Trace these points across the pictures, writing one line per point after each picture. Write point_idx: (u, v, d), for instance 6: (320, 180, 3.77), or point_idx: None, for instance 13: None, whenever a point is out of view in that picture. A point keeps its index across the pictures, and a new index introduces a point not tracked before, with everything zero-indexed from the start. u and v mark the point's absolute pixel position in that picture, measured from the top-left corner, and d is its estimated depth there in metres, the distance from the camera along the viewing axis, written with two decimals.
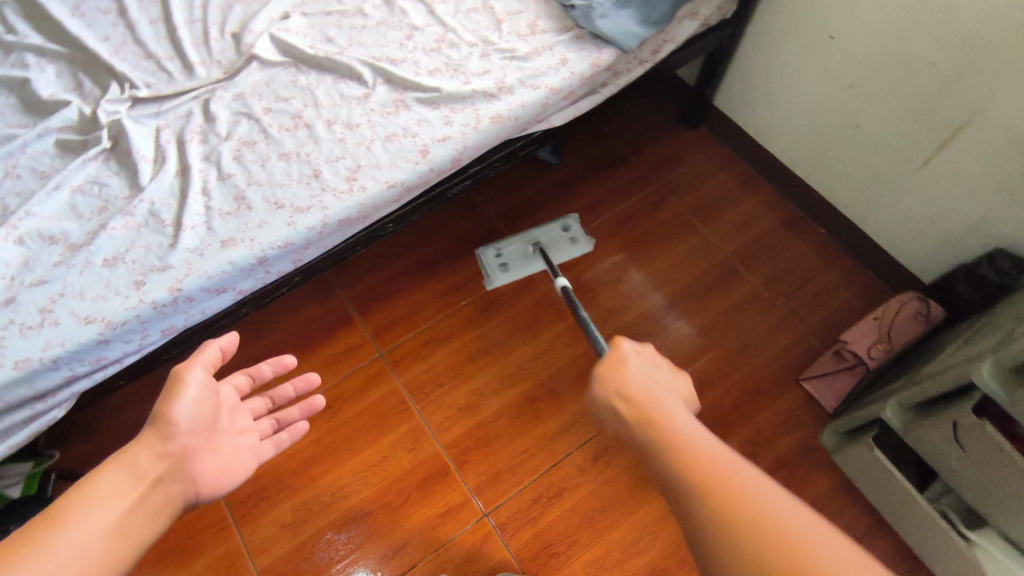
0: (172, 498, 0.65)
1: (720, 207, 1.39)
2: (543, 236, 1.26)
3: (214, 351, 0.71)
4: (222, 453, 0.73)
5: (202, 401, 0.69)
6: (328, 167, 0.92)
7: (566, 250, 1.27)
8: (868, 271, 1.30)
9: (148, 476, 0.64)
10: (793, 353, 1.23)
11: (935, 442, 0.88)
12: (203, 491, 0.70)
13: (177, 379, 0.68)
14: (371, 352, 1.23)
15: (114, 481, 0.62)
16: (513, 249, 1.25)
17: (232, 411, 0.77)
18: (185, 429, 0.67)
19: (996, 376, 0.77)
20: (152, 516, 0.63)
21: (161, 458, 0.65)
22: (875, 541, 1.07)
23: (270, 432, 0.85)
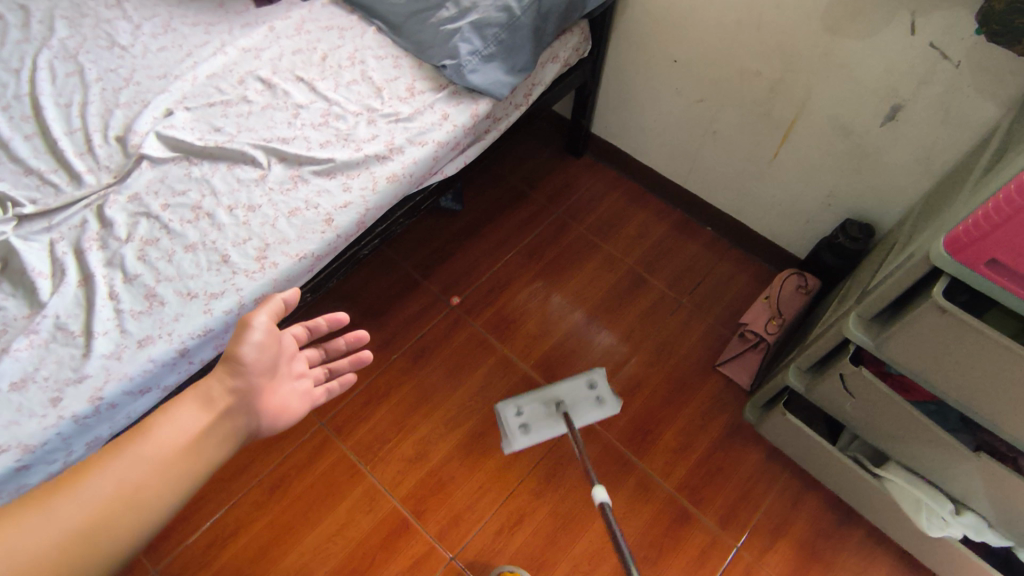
0: (237, 430, 0.75)
1: (616, 223, 1.50)
2: (567, 397, 1.16)
3: (278, 301, 0.78)
4: (281, 394, 0.81)
5: (267, 344, 0.78)
6: (236, 250, 0.94)
7: (592, 412, 1.16)
8: (754, 257, 1.45)
9: (216, 405, 0.74)
10: (705, 343, 1.34)
11: (833, 396, 0.99)
12: (265, 424, 0.79)
13: (245, 323, 0.76)
14: (311, 424, 1.22)
15: (191, 409, 0.72)
16: (534, 410, 1.16)
17: (290, 357, 0.84)
18: (250, 368, 0.76)
19: (861, 327, 0.88)
20: (219, 441, 0.73)
21: (228, 392, 0.75)
22: (809, 499, 1.17)
23: (323, 379, 0.93)
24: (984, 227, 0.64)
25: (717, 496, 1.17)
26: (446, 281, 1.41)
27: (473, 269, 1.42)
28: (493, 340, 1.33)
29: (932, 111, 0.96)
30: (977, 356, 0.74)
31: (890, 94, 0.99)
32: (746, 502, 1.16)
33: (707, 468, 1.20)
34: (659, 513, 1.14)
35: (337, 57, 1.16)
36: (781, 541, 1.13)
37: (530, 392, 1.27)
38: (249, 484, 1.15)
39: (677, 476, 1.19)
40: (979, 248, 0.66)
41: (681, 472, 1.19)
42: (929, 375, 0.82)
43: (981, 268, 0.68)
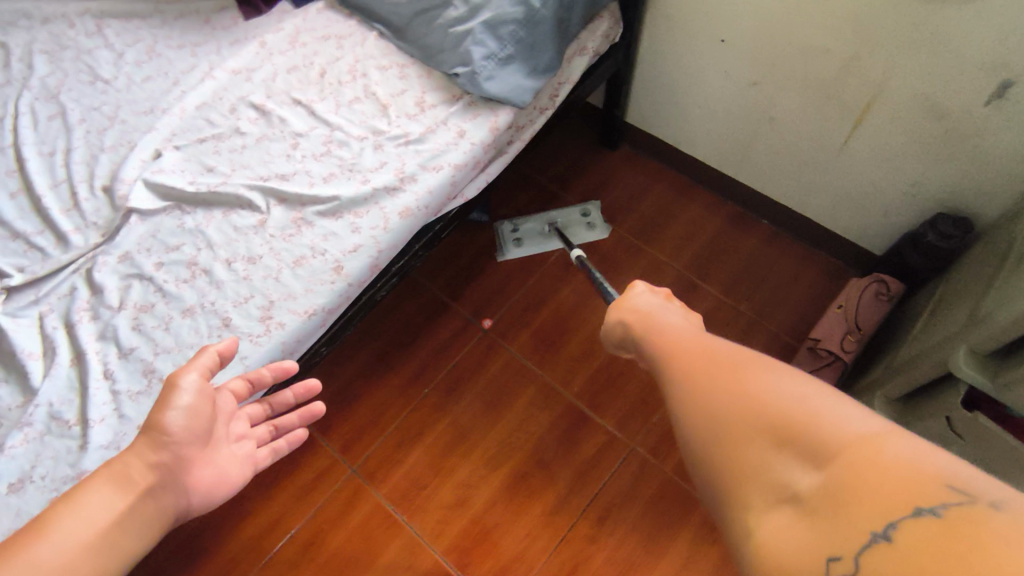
0: (161, 512, 0.55)
1: (660, 221, 1.35)
2: (562, 219, 1.33)
3: (211, 355, 0.61)
4: (218, 463, 0.64)
5: (200, 407, 0.59)
6: (237, 311, 0.84)
7: (585, 234, 1.32)
8: (821, 251, 1.27)
9: (137, 484, 0.54)
10: (769, 356, 1.19)
11: (934, 434, 0.84)
12: (196, 504, 0.60)
13: (170, 383, 0.59)
14: (343, 471, 1.14)
15: (105, 491, 0.52)
16: (528, 228, 1.33)
17: (229, 418, 0.66)
18: (179, 440, 0.58)
19: (975, 363, 0.72)
20: (141, 528, 0.53)
21: (152, 467, 0.55)
22: None
23: (267, 440, 0.75)
24: None
25: None
26: (476, 302, 1.29)
27: (505, 286, 1.30)
28: (531, 366, 1.21)
29: None
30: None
31: (999, 68, 0.80)
32: None
33: None
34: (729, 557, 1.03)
35: (336, 72, 1.03)
36: None
37: (575, 423, 1.16)
38: (283, 540, 1.08)
39: None
40: None
41: None
42: None
43: None
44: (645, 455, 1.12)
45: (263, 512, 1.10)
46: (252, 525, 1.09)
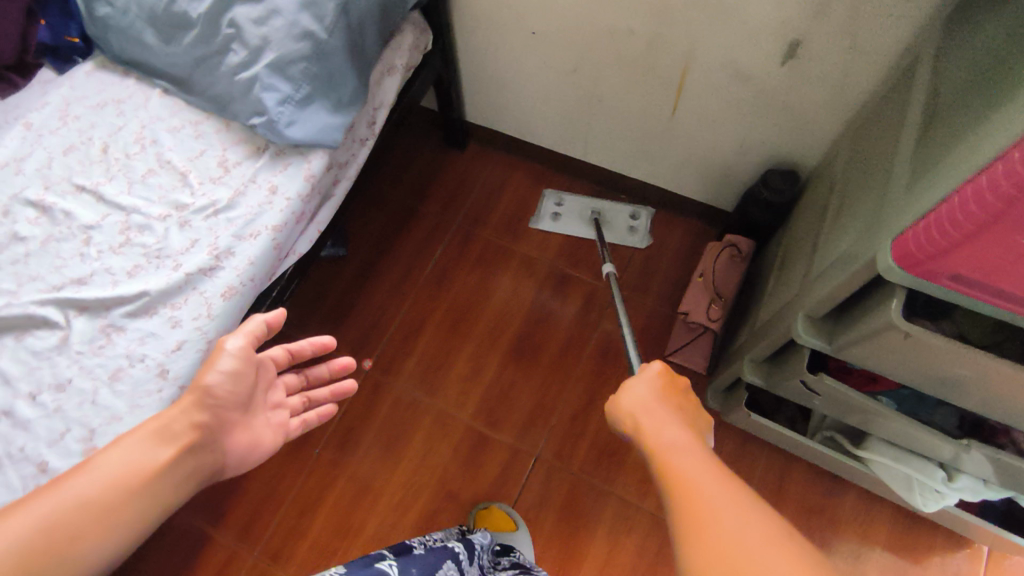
0: (199, 470, 0.62)
1: (523, 215, 1.33)
2: (608, 211, 1.29)
3: (258, 323, 0.68)
4: (254, 429, 0.70)
5: (241, 374, 0.67)
6: (54, 451, 0.74)
7: (625, 236, 1.27)
8: (679, 215, 1.29)
9: (180, 440, 0.61)
10: (649, 330, 1.21)
11: (797, 391, 0.87)
12: (233, 463, 0.67)
13: (215, 348, 0.66)
14: (246, 559, 1.07)
15: (149, 442, 0.59)
16: (571, 207, 1.31)
17: (268, 386, 0.73)
18: (220, 401, 0.65)
19: (812, 330, 0.75)
20: (179, 479, 0.60)
21: (194, 427, 0.62)
22: (794, 475, 1.09)
23: (300, 411, 0.80)
24: (942, 244, 0.50)
25: None
26: (352, 342, 1.22)
27: (379, 318, 1.24)
28: (421, 396, 1.18)
29: (835, 41, 0.79)
30: (951, 369, 0.61)
31: (785, 29, 0.81)
32: None
33: None
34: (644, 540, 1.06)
35: (121, 144, 0.91)
36: None
37: (476, 445, 1.13)
38: None
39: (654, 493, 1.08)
40: (939, 265, 0.52)
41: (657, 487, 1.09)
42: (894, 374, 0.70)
43: (945, 281, 0.54)
44: (551, 459, 1.12)
45: None
46: None
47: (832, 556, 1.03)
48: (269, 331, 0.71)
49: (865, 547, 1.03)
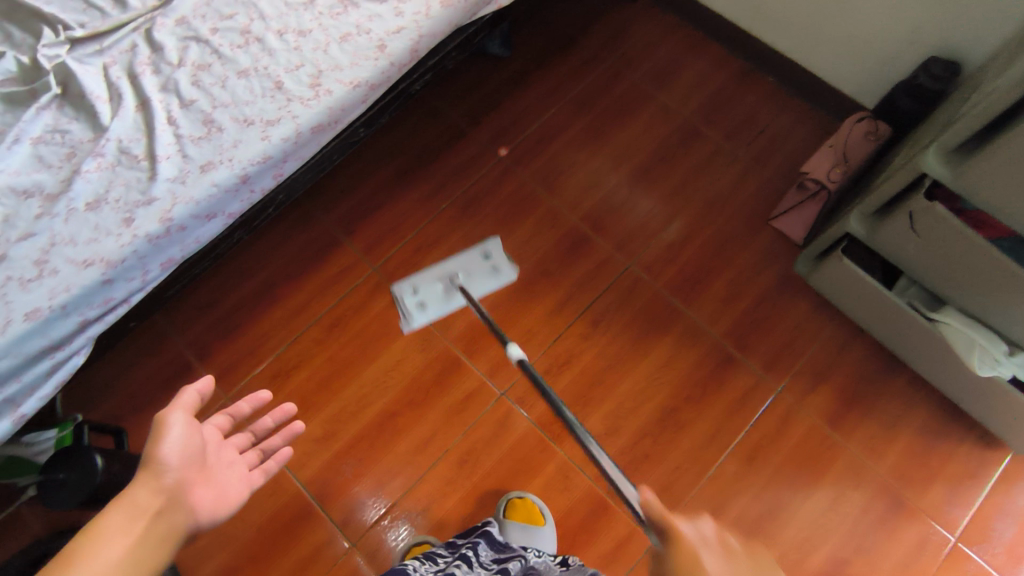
0: (176, 531, 0.61)
1: (672, 70, 1.41)
2: (459, 267, 1.18)
3: (194, 392, 0.68)
4: (215, 484, 0.69)
5: (190, 438, 0.66)
6: (289, 77, 0.91)
7: (487, 282, 1.18)
8: (818, 108, 1.36)
9: (148, 512, 0.60)
10: (761, 194, 1.28)
11: (896, 237, 0.94)
12: (204, 519, 0.66)
13: (159, 421, 0.64)
14: (365, 269, 1.23)
15: (119, 520, 0.58)
16: (428, 287, 1.16)
17: (218, 445, 0.72)
18: (177, 468, 0.64)
19: (941, 160, 0.82)
20: (160, 546, 0.59)
21: (158, 493, 0.61)
22: (857, 346, 1.16)
23: (257, 462, 0.81)
24: None
25: (761, 343, 1.17)
26: (494, 131, 1.36)
27: (521, 118, 1.37)
28: (541, 191, 1.30)
29: None
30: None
31: None
32: (790, 350, 1.16)
33: (753, 317, 1.18)
34: (703, 358, 1.16)
35: None
36: (822, 387, 1.13)
37: (577, 242, 1.26)
38: (309, 323, 1.20)
39: (723, 325, 1.18)
40: None
41: (727, 322, 1.18)
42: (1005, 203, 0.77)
43: None
44: (640, 271, 1.23)
45: (292, 298, 1.21)
46: (282, 309, 1.21)
47: (867, 419, 1.12)
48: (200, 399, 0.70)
49: (899, 423, 1.11)
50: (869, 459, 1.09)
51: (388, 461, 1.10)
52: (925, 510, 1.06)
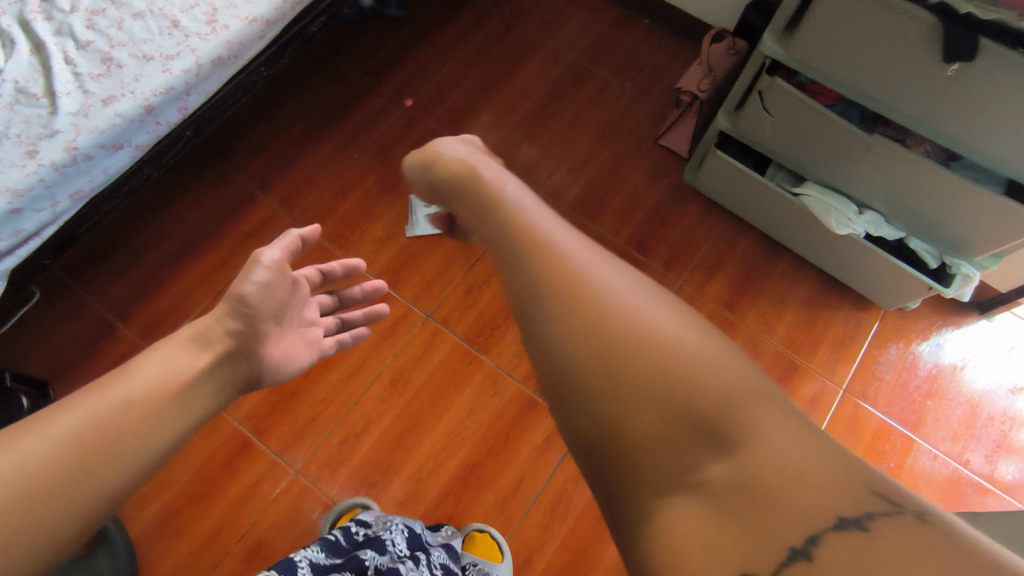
0: (233, 377, 0.64)
1: (558, 19, 1.53)
2: None
3: (293, 239, 0.74)
4: (286, 344, 0.74)
5: (275, 285, 0.70)
6: (184, 15, 0.95)
7: None
8: (691, 42, 1.50)
9: (214, 347, 0.63)
10: (648, 119, 1.40)
11: (754, 122, 1.05)
12: (269, 372, 0.71)
13: (251, 260, 0.70)
14: (284, 220, 1.27)
15: (186, 348, 0.61)
16: None
17: (302, 301, 0.78)
18: (258, 306, 0.68)
19: (775, 41, 0.93)
20: (214, 387, 0.62)
21: (227, 334, 0.64)
22: (744, 240, 1.27)
23: (335, 330, 0.89)
24: None
25: (660, 246, 1.27)
26: (397, 84, 1.43)
27: (423, 72, 1.45)
28: (447, 133, 1.38)
29: None
30: (886, 37, 0.78)
31: None
32: (686, 249, 1.26)
33: (651, 224, 1.29)
34: None
35: None
36: (717, 276, 1.24)
37: None
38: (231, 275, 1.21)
39: (626, 234, 1.28)
40: None
41: (629, 231, 1.28)
42: (828, 69, 0.88)
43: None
44: (546, 197, 1.32)
45: (212, 254, 1.23)
46: (202, 264, 1.22)
47: (758, 300, 1.22)
48: (301, 247, 0.76)
49: (786, 299, 1.22)
50: (763, 332, 1.19)
51: (325, 388, 1.12)
52: (817, 368, 1.17)
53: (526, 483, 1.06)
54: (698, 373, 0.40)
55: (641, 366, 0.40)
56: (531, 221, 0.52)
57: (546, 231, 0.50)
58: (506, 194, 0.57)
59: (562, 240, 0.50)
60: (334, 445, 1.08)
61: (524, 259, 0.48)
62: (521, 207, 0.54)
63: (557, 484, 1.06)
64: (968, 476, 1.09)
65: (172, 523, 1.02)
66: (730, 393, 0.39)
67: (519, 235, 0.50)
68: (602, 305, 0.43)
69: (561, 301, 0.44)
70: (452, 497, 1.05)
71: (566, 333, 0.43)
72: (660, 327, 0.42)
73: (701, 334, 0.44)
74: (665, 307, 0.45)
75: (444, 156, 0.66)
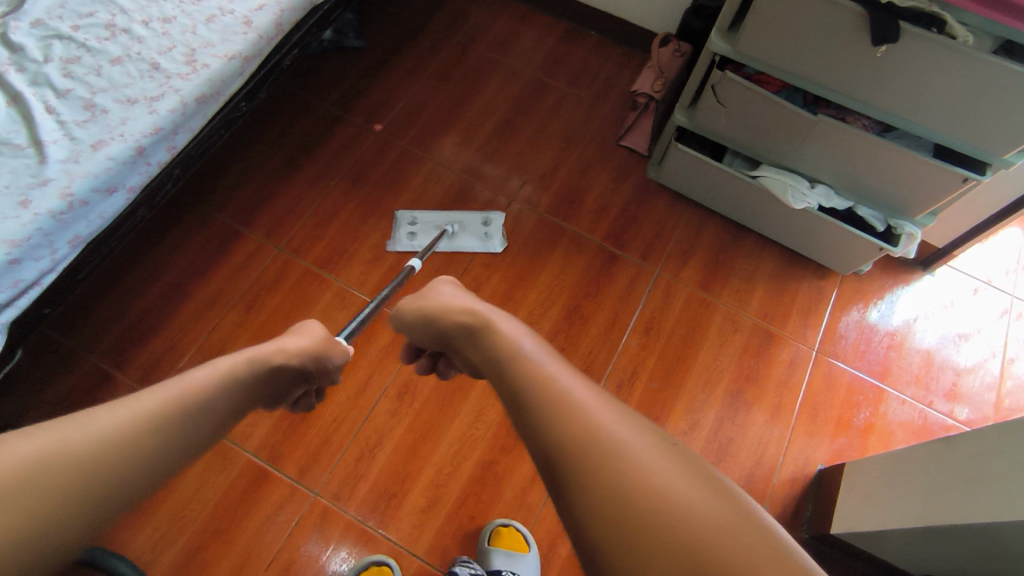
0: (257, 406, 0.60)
1: (511, 38, 1.61)
2: (459, 221, 1.33)
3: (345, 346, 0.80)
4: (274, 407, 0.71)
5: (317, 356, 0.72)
6: (163, 58, 0.97)
7: (476, 240, 1.32)
8: (636, 50, 1.61)
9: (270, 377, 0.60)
10: (607, 123, 1.50)
11: (709, 114, 1.14)
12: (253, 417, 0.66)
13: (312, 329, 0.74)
14: (270, 251, 1.29)
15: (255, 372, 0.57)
16: (426, 222, 1.33)
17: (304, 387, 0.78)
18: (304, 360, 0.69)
19: (721, 39, 1.03)
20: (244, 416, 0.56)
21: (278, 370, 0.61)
22: (710, 226, 1.37)
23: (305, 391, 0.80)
24: None
25: (635, 239, 1.35)
26: (365, 112, 1.47)
27: (388, 97, 1.50)
28: (420, 153, 1.43)
29: None
30: (819, 31, 0.89)
31: None
32: (658, 239, 1.35)
33: (623, 220, 1.37)
34: (591, 260, 1.31)
35: None
36: (690, 262, 1.32)
37: (461, 191, 1.39)
38: (223, 311, 1.22)
39: (601, 232, 1.35)
40: None
41: (604, 228, 1.36)
42: (771, 59, 0.98)
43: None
44: (522, 204, 1.38)
45: (201, 291, 1.23)
46: (193, 303, 1.22)
47: (729, 279, 1.31)
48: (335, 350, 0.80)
49: (755, 275, 1.32)
50: (738, 308, 1.28)
51: (333, 409, 1.14)
52: (790, 335, 1.26)
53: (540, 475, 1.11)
54: (732, 550, 0.31)
55: (652, 532, 0.32)
56: (541, 368, 0.45)
57: (558, 379, 0.43)
58: (519, 341, 0.51)
59: (575, 390, 0.42)
60: (350, 463, 1.10)
61: (529, 409, 0.42)
62: (532, 355, 0.48)
63: None
64: (935, 416, 1.19)
65: (195, 562, 1.01)
66: (764, 574, 0.29)
67: (529, 384, 0.44)
68: (613, 466, 0.35)
69: (567, 464, 0.37)
70: (471, 497, 1.08)
71: (574, 499, 0.35)
72: (679, 494, 0.33)
73: (745, 512, 0.33)
74: (691, 470, 0.35)
75: (454, 307, 0.62)
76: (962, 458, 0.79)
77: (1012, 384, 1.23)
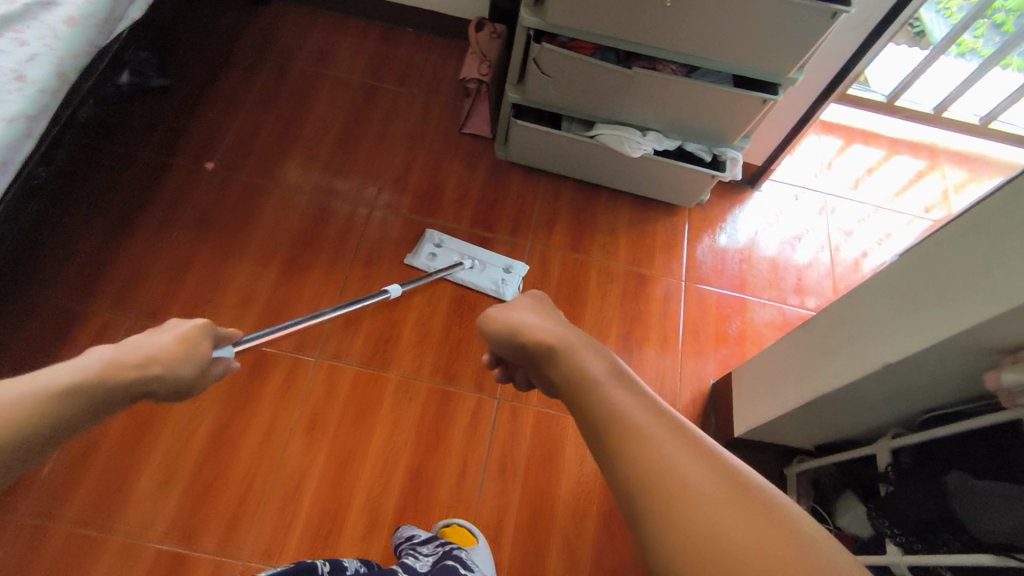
0: None
1: (328, 48, 1.57)
2: (486, 261, 1.31)
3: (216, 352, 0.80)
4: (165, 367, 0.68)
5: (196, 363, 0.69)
6: None
7: (489, 277, 1.29)
8: (456, 39, 1.64)
9: None
10: (447, 114, 1.52)
11: (538, 85, 1.20)
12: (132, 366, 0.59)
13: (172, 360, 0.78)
14: (122, 322, 1.17)
15: None
16: (450, 248, 1.31)
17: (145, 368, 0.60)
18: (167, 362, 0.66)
19: (530, 13, 1.07)
20: None
21: None
22: (566, 191, 1.44)
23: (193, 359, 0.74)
24: None
25: (501, 219, 1.38)
26: (191, 151, 1.37)
27: (213, 132, 1.41)
28: (264, 182, 1.36)
29: None
30: None
31: None
32: (523, 213, 1.40)
33: (486, 203, 1.40)
34: (465, 248, 1.33)
35: None
36: (556, 228, 1.39)
37: (319, 210, 1.34)
38: None
39: (468, 219, 1.37)
40: None
41: (470, 215, 1.38)
42: (579, 24, 1.05)
43: None
44: (384, 209, 1.36)
45: None
46: None
47: (596, 235, 1.39)
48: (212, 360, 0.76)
49: (616, 226, 1.41)
50: (609, 259, 1.37)
51: (241, 468, 1.07)
52: (659, 272, 1.37)
53: (470, 467, 1.12)
54: None
55: None
56: (623, 410, 0.43)
57: (643, 426, 0.42)
58: (598, 373, 0.48)
59: (654, 432, 0.41)
60: (274, 516, 1.04)
61: (612, 451, 0.42)
62: (611, 387, 0.46)
63: (496, 456, 1.13)
64: (791, 311, 1.36)
65: None
66: None
67: (612, 424, 0.43)
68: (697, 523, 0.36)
69: (649, 516, 0.37)
70: (408, 510, 1.07)
71: (662, 558, 0.36)
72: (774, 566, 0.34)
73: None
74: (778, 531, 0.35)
75: (523, 326, 0.57)
76: (821, 335, 0.91)
77: (842, 267, 1.43)
